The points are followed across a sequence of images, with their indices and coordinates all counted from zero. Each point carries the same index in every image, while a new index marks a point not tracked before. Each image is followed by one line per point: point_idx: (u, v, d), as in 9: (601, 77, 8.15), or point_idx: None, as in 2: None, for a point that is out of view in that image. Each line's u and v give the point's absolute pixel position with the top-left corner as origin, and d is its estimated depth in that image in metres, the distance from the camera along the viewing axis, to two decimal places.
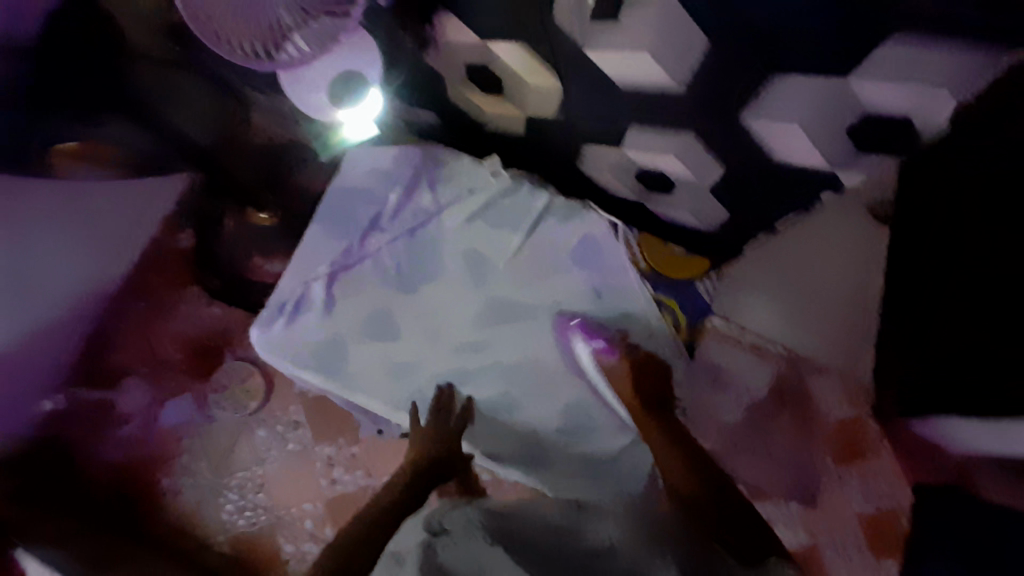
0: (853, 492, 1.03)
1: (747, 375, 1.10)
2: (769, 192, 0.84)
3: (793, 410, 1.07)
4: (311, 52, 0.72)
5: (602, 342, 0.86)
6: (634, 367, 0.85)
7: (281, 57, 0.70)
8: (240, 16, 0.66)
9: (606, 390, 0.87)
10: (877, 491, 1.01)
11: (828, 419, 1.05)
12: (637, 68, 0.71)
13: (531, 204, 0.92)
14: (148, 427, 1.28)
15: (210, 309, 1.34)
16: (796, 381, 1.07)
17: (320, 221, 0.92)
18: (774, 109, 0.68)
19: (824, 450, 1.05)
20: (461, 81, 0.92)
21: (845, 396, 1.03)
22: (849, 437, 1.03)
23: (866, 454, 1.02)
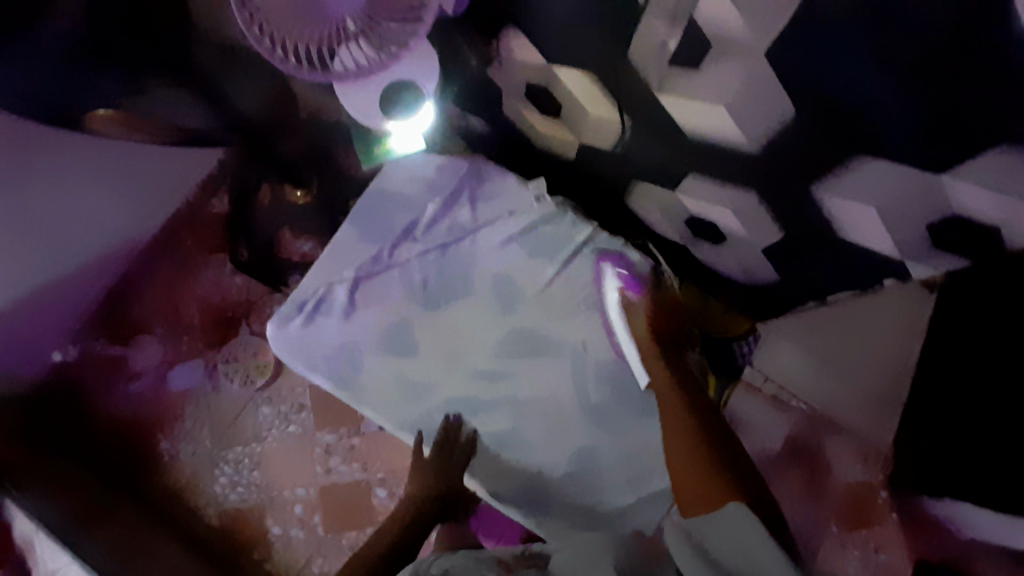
0: (852, 560, 0.99)
1: (768, 427, 1.05)
2: (825, 264, 0.78)
3: (803, 468, 1.03)
4: (369, 63, 0.68)
5: (631, 278, 0.86)
6: (654, 306, 0.83)
7: (335, 66, 0.67)
8: (301, 22, 0.64)
9: (623, 333, 0.84)
10: (875, 562, 0.98)
11: (839, 481, 1.01)
12: (711, 120, 0.66)
13: (571, 236, 0.89)
14: (159, 386, 1.25)
15: (232, 279, 1.29)
16: (811, 437, 1.03)
17: (353, 223, 0.91)
18: (851, 191, 0.63)
19: (831, 514, 1.01)
20: (517, 98, 0.88)
21: (861, 454, 0.99)
22: (859, 500, 0.99)
23: (873, 522, 0.98)
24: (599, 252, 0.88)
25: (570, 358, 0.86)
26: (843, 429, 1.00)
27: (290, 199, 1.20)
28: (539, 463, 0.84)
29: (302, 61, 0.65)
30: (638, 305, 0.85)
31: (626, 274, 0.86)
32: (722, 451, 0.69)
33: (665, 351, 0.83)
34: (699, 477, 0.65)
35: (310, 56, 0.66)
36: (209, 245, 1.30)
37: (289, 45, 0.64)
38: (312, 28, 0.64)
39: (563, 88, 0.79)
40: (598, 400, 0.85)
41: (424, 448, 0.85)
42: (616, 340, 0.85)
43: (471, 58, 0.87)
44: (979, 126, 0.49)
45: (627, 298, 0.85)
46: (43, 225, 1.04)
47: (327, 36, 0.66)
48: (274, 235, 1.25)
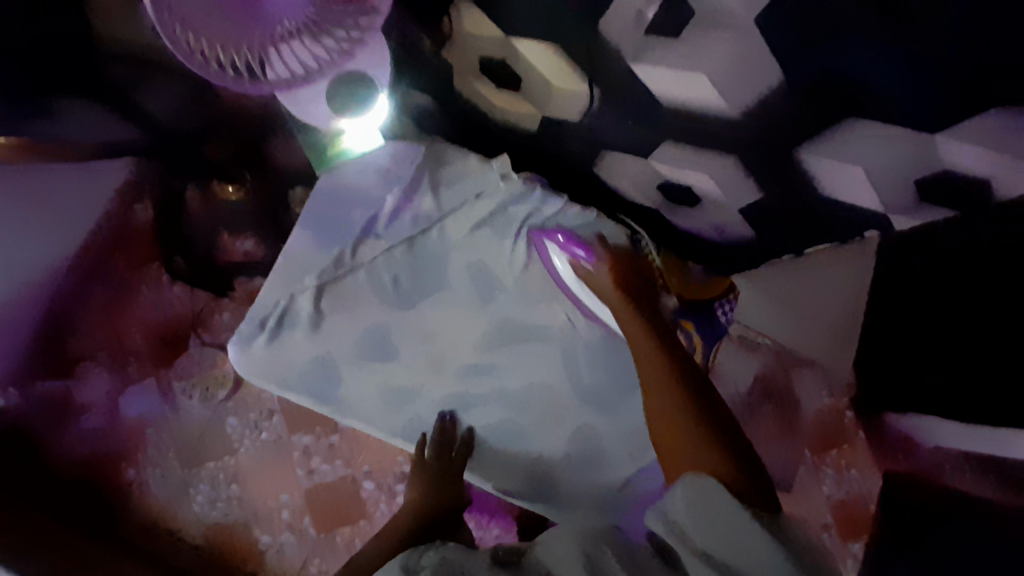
0: (825, 479, 1.01)
1: (735, 369, 1.07)
2: (802, 223, 0.78)
3: (776, 404, 1.05)
4: (320, 65, 0.66)
5: (583, 250, 0.80)
6: (616, 266, 0.79)
7: (275, 73, 0.65)
8: (233, 26, 0.60)
9: (586, 296, 0.81)
10: (847, 479, 0.99)
11: (809, 410, 1.03)
12: (692, 92, 0.63)
13: (541, 212, 0.85)
14: (112, 416, 1.13)
15: (173, 291, 1.17)
16: (779, 375, 1.05)
17: (306, 225, 0.83)
18: (840, 151, 0.61)
19: (803, 442, 1.03)
20: (471, 71, 0.82)
21: (828, 386, 1.02)
22: (827, 426, 1.01)
23: (843, 442, 1.00)
24: (538, 231, 0.83)
25: (560, 343, 0.83)
26: (810, 362, 1.03)
27: (223, 196, 1.11)
28: (540, 450, 0.82)
29: (238, 71, 0.63)
30: (600, 276, 0.78)
31: (567, 240, 0.81)
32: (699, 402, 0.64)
33: (639, 302, 0.76)
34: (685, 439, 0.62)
35: (250, 65, 0.63)
36: (145, 258, 1.16)
37: (222, 54, 0.61)
38: (248, 37, 0.62)
39: (521, 60, 0.75)
40: (589, 382, 0.83)
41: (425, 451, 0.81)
42: (565, 286, 0.82)
43: (428, 46, 0.82)
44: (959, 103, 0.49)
45: (582, 266, 0.79)
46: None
47: (267, 44, 0.63)
48: (212, 236, 1.15)
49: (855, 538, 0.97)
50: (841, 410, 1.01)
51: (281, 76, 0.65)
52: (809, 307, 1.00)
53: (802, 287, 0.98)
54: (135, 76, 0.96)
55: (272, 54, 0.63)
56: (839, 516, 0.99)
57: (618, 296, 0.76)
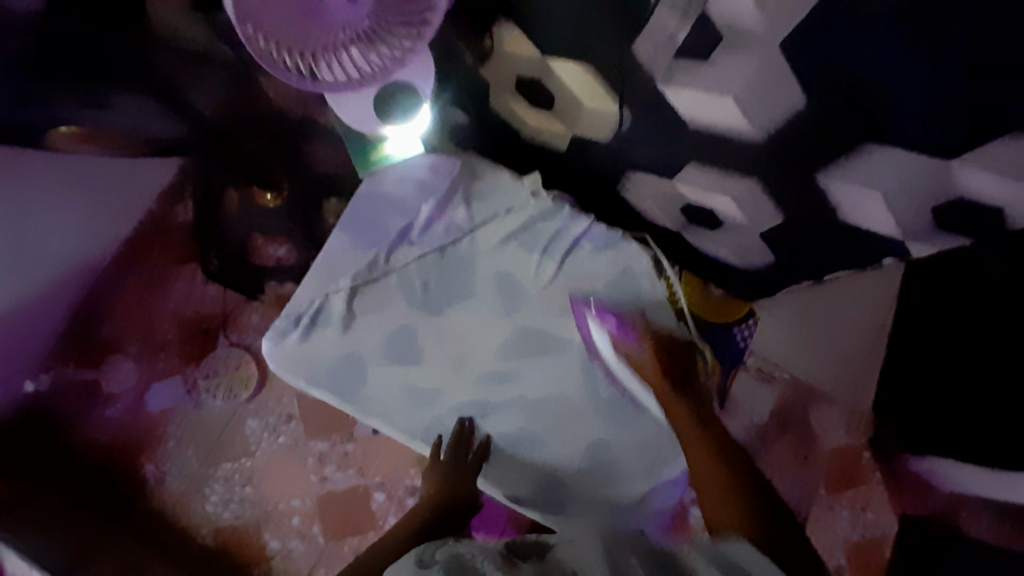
0: (842, 517, 1.00)
1: (752, 400, 1.05)
2: (822, 248, 0.80)
3: (792, 436, 1.03)
4: (374, 71, 0.73)
5: (618, 324, 0.81)
6: (658, 348, 0.80)
7: (328, 76, 0.70)
8: (298, 31, 0.65)
9: (624, 376, 0.81)
10: (863, 519, 1.00)
11: (827, 446, 1.02)
12: (716, 113, 0.67)
13: (569, 227, 0.87)
14: (136, 408, 1.17)
15: (204, 290, 1.22)
16: (798, 407, 1.03)
17: (345, 228, 0.87)
18: (858, 174, 0.64)
19: (820, 477, 1.02)
20: (509, 90, 0.87)
21: (848, 422, 1.01)
22: (846, 463, 1.01)
23: (861, 481, 1.00)
24: (580, 298, 0.85)
25: (580, 356, 0.85)
26: (825, 396, 1.02)
27: (261, 203, 1.12)
28: (556, 461, 0.83)
29: (297, 70, 0.68)
30: (641, 356, 0.79)
31: (608, 316, 0.82)
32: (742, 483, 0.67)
33: (683, 387, 0.77)
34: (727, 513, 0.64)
35: (310, 67, 0.68)
36: (181, 257, 1.22)
37: (286, 53, 0.66)
38: (311, 41, 0.67)
39: (556, 80, 0.79)
40: (608, 396, 0.84)
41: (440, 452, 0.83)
42: (603, 359, 0.83)
43: (469, 60, 0.87)
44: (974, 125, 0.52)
45: (627, 351, 0.80)
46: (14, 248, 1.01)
47: (328, 48, 0.68)
48: (246, 240, 1.18)
49: None
50: (860, 448, 1.01)
51: (337, 78, 0.71)
52: (828, 335, 0.99)
53: (821, 317, 0.98)
54: (182, 73, 0.89)
55: (329, 58, 0.69)
56: (851, 553, 1.00)
57: (657, 378, 0.77)
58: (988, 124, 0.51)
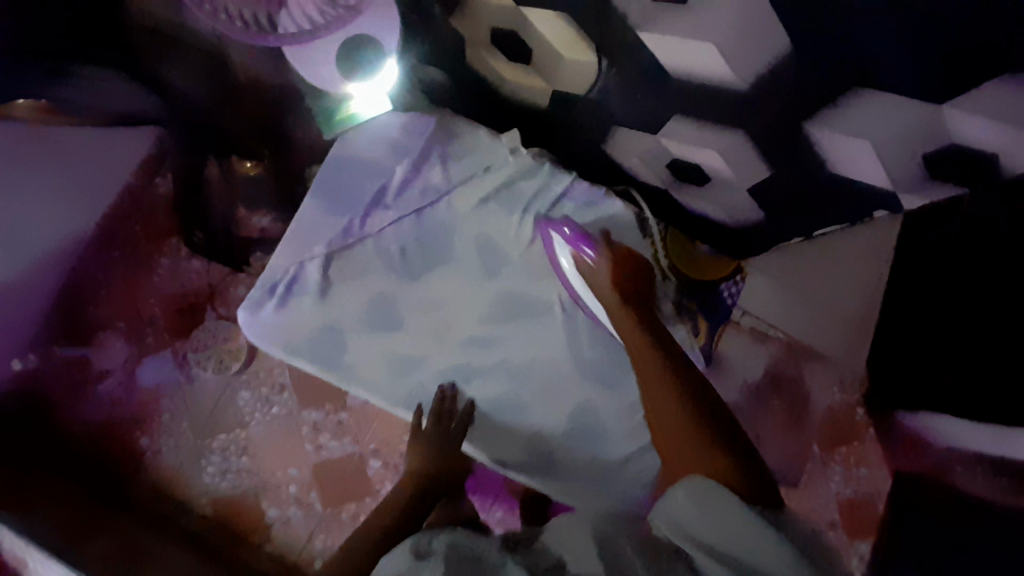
0: (834, 476, 1.00)
1: (745, 362, 1.03)
2: (809, 202, 0.77)
3: (785, 398, 1.02)
4: (324, 20, 0.74)
5: (582, 240, 0.80)
6: (616, 262, 0.79)
7: (281, 26, 0.73)
8: None
9: (584, 292, 0.81)
10: (855, 477, 0.99)
11: (819, 406, 1.01)
12: (696, 63, 0.64)
13: (550, 190, 0.86)
14: (128, 383, 1.16)
15: (190, 264, 1.20)
16: (790, 368, 1.02)
17: (317, 195, 0.85)
18: (846, 124, 0.61)
19: (812, 437, 1.01)
20: (484, 45, 0.84)
21: (839, 380, 1.00)
22: (836, 422, 1.00)
23: (854, 440, 0.99)
24: (544, 218, 0.84)
25: (563, 319, 0.84)
26: (817, 356, 1.01)
27: (240, 169, 1.11)
28: (538, 425, 0.83)
29: (247, 22, 0.71)
30: (599, 270, 0.79)
31: (571, 232, 0.82)
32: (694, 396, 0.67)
33: (635, 305, 0.77)
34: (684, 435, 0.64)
35: (263, 20, 0.72)
36: (164, 230, 1.20)
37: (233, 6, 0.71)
38: None
39: (533, 32, 0.76)
40: (592, 357, 0.83)
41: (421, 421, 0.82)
42: (567, 280, 0.83)
43: (438, 11, 0.84)
44: (958, 74, 0.50)
45: (583, 261, 0.80)
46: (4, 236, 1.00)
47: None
48: (229, 212, 1.17)
49: (862, 537, 0.97)
50: (852, 408, 1.00)
51: (292, 29, 0.73)
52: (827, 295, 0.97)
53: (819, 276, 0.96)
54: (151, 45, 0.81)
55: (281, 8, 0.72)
56: (843, 511, 0.98)
57: (615, 297, 0.77)
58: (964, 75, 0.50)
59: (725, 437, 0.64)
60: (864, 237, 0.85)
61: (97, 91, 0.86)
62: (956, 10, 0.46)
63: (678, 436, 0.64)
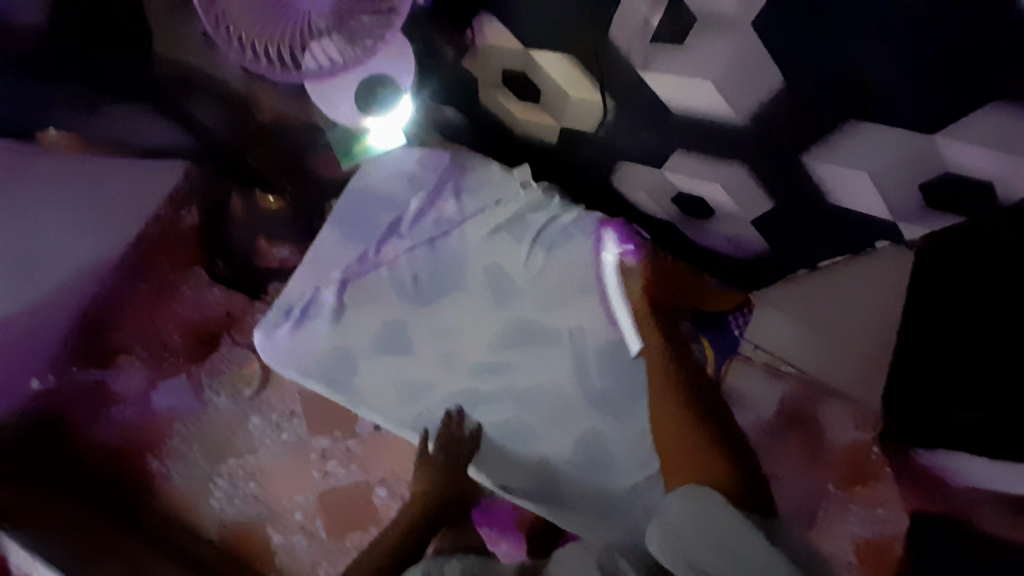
0: (853, 515, 0.92)
1: (756, 394, 1.02)
2: (813, 234, 0.79)
3: (799, 432, 0.98)
4: (345, 58, 0.78)
5: (631, 245, 0.85)
6: (651, 277, 0.83)
7: (305, 63, 0.77)
8: (265, 20, 0.74)
9: (616, 297, 0.83)
10: (877, 517, 0.90)
11: (834, 443, 0.96)
12: (698, 100, 0.67)
13: (560, 220, 0.88)
14: (145, 407, 1.18)
15: (210, 293, 1.21)
16: (805, 402, 0.99)
17: (336, 225, 0.90)
18: (844, 155, 0.63)
19: (826, 475, 0.96)
20: (495, 85, 0.88)
21: (855, 417, 0.95)
22: (855, 462, 0.94)
23: (872, 479, 0.92)
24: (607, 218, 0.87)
25: (571, 347, 0.84)
26: (833, 391, 0.96)
27: (263, 205, 1.18)
28: (543, 453, 0.83)
29: (272, 61, 0.76)
30: (635, 273, 0.83)
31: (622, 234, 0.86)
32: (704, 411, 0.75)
33: (661, 317, 0.83)
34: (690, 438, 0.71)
35: (291, 57, 0.77)
36: (186, 261, 1.21)
37: (259, 44, 0.75)
38: (284, 30, 0.75)
39: (539, 72, 0.80)
40: (601, 387, 0.83)
41: (428, 445, 0.83)
42: (603, 283, 0.84)
43: (449, 52, 0.89)
44: (947, 106, 0.52)
45: (625, 262, 0.84)
46: (18, 255, 1.05)
47: (302, 36, 0.76)
48: (252, 244, 1.20)
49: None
50: (871, 445, 0.93)
51: (318, 65, 0.77)
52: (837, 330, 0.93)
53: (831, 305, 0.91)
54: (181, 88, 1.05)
55: (305, 45, 0.76)
56: (861, 553, 0.90)
57: (643, 304, 0.82)
58: (952, 108, 0.52)
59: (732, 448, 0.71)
60: (879, 264, 0.79)
61: (120, 125, 1.05)
62: (955, 8, 0.45)
63: (683, 445, 0.72)
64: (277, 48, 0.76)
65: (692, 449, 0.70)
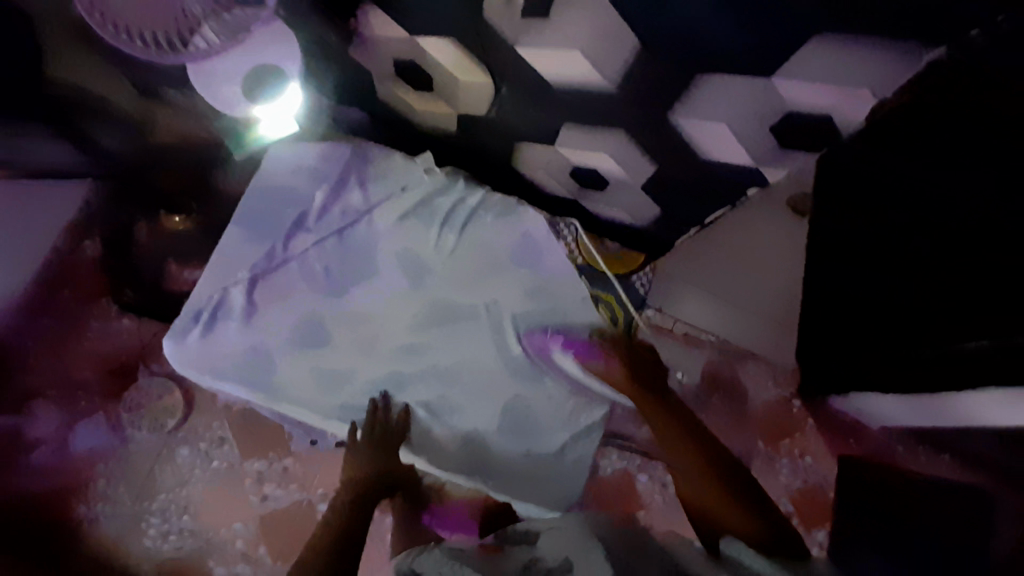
0: (782, 468, 1.02)
1: (680, 363, 1.07)
2: (696, 192, 0.85)
3: (722, 395, 1.06)
4: (221, 43, 0.80)
5: (579, 347, 0.88)
6: (624, 360, 0.89)
7: (190, 48, 0.79)
8: (148, 10, 0.75)
9: (593, 385, 0.88)
10: (802, 466, 1.02)
11: (758, 402, 1.05)
12: (574, 71, 0.72)
13: (464, 200, 0.92)
14: (61, 452, 1.10)
15: (120, 322, 1.17)
16: (726, 367, 1.06)
17: (240, 224, 0.90)
18: (702, 108, 0.70)
19: (755, 433, 1.05)
20: (392, 79, 0.92)
21: (772, 376, 1.05)
22: (778, 417, 1.04)
23: (794, 432, 1.03)
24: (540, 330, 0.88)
25: (486, 319, 0.88)
26: (752, 354, 1.05)
27: (168, 225, 1.13)
28: (473, 426, 0.85)
29: (149, 44, 0.77)
30: (609, 369, 0.88)
31: (568, 341, 0.88)
32: (714, 465, 0.75)
33: (647, 387, 0.87)
34: (709, 491, 0.71)
35: (170, 41, 0.78)
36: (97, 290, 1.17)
37: (134, 30, 0.76)
38: (164, 12, 0.76)
39: (431, 60, 0.84)
40: (519, 353, 0.88)
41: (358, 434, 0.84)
42: (568, 376, 0.88)
43: (335, 39, 0.91)
44: (770, 53, 0.59)
45: (593, 365, 0.87)
46: None
47: (181, 21, 0.77)
48: (161, 269, 1.15)
49: (815, 525, 0.97)
50: (789, 400, 1.04)
51: (199, 47, 0.79)
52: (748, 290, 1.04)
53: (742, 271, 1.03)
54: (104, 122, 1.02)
55: (186, 30, 0.77)
56: (796, 500, 1.00)
57: (621, 373, 0.87)
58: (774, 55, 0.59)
59: (751, 497, 0.69)
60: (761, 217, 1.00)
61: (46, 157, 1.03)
62: None
63: (707, 502, 0.71)
64: (158, 31, 0.77)
65: (718, 502, 0.70)
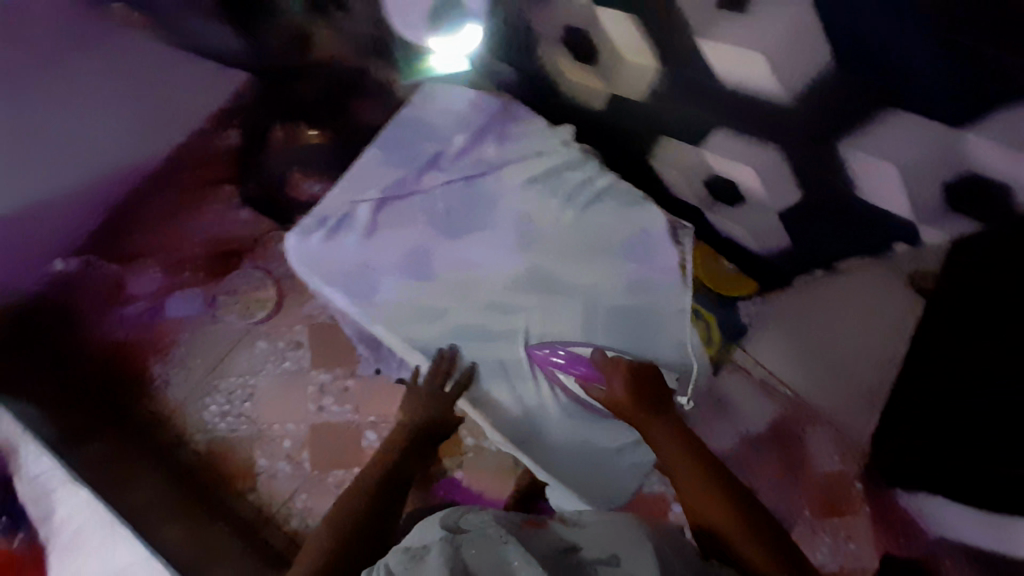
0: (821, 543, 0.97)
1: (749, 409, 1.04)
2: (838, 229, 0.81)
3: (781, 452, 1.02)
4: None
5: (581, 369, 0.82)
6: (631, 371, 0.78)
7: None
8: None
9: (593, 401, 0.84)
10: (844, 549, 0.96)
11: (818, 469, 1.00)
12: (751, 74, 0.69)
13: (594, 181, 0.91)
14: (156, 312, 1.19)
15: (238, 214, 1.24)
16: (796, 424, 1.02)
17: (379, 147, 0.96)
18: (876, 142, 0.66)
19: (805, 499, 0.99)
20: (556, 44, 0.93)
21: (841, 450, 0.98)
22: (832, 491, 0.98)
23: (845, 509, 0.97)
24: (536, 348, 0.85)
25: (584, 300, 0.87)
26: (827, 420, 0.98)
27: (304, 137, 1.22)
28: (541, 401, 0.86)
29: None
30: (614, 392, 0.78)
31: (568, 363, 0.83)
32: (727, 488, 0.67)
33: (653, 400, 0.76)
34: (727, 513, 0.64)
35: None
36: (220, 177, 1.25)
37: None
38: None
39: (601, 32, 0.84)
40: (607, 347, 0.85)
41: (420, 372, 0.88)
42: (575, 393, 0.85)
43: None
44: (973, 98, 0.55)
45: (598, 389, 0.81)
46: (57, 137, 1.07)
47: None
48: (286, 173, 1.23)
49: None
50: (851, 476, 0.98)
51: None
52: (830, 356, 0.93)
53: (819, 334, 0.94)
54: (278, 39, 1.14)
55: None
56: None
57: (622, 385, 0.77)
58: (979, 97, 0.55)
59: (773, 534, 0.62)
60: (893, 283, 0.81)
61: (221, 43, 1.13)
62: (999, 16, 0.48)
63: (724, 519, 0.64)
64: None
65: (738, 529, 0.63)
